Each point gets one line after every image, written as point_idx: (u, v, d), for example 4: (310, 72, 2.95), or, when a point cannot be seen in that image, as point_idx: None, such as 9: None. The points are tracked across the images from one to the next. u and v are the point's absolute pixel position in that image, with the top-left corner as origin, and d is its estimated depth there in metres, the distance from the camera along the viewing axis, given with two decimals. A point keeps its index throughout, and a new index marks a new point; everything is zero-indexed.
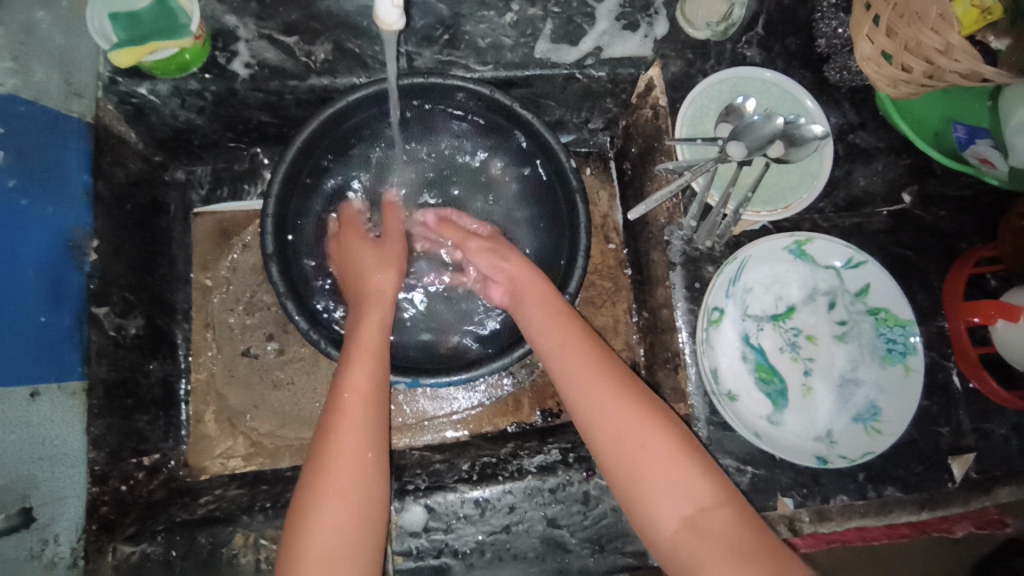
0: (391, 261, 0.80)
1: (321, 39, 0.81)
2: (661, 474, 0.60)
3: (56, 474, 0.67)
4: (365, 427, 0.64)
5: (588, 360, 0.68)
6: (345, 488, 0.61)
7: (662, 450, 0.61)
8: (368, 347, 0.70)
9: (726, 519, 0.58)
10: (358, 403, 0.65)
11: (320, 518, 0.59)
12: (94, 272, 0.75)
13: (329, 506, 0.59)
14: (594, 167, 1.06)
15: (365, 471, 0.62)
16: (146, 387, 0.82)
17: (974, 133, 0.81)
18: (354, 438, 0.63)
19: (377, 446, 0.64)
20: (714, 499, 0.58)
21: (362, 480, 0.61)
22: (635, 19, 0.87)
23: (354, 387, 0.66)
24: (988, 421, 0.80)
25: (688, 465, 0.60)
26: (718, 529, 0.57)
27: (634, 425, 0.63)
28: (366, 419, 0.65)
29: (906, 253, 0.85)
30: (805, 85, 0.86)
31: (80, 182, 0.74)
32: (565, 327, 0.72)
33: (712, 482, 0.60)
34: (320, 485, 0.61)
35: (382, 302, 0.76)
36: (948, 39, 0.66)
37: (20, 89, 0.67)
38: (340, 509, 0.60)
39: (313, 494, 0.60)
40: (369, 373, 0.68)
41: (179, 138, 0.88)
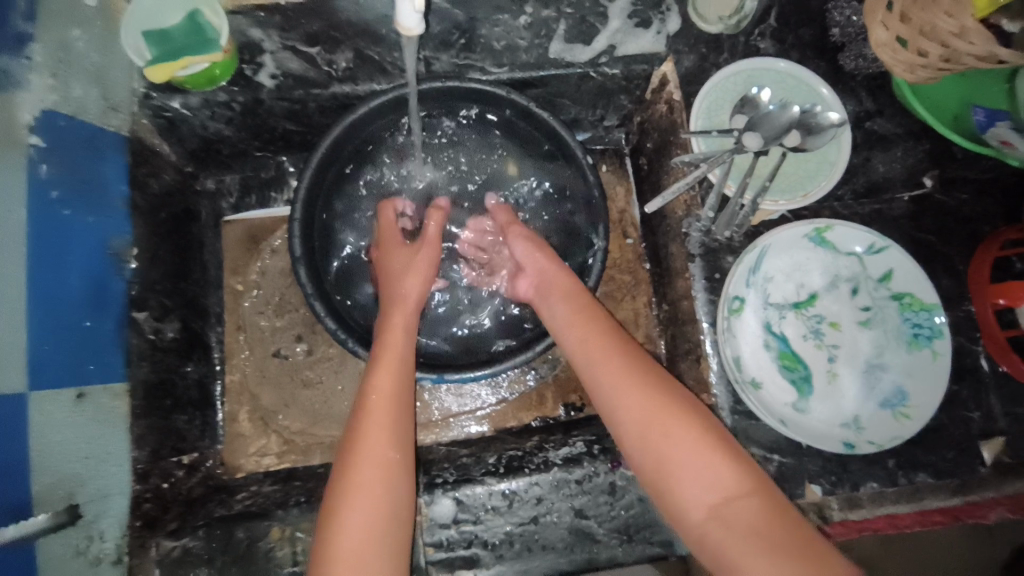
0: (426, 270, 0.82)
1: (342, 48, 0.83)
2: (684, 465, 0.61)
3: (101, 471, 0.70)
4: (390, 423, 0.66)
5: (608, 357, 0.70)
6: (373, 481, 0.62)
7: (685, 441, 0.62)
8: (392, 350, 0.73)
9: (755, 510, 0.57)
10: (383, 401, 0.68)
11: (349, 511, 0.60)
12: (134, 278, 0.78)
13: (358, 499, 0.61)
14: (610, 164, 1.08)
15: (392, 466, 0.64)
16: (182, 388, 0.85)
17: (994, 116, 0.80)
18: (381, 434, 0.65)
19: (403, 442, 0.66)
20: (747, 492, 0.58)
21: (389, 473, 0.63)
22: (648, 16, 0.87)
23: (379, 386, 0.69)
24: (1021, 406, 0.79)
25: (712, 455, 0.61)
26: (746, 520, 0.56)
27: (656, 418, 0.63)
28: (390, 416, 0.67)
29: (929, 238, 0.84)
30: (820, 74, 0.87)
31: (119, 194, 0.78)
32: (585, 327, 0.74)
33: (739, 472, 0.59)
34: (348, 479, 0.62)
35: (409, 308, 0.78)
36: (963, 22, 0.66)
37: (61, 105, 0.71)
38: (369, 501, 0.61)
39: (343, 488, 0.62)
40: (393, 373, 0.70)
41: (209, 148, 0.92)
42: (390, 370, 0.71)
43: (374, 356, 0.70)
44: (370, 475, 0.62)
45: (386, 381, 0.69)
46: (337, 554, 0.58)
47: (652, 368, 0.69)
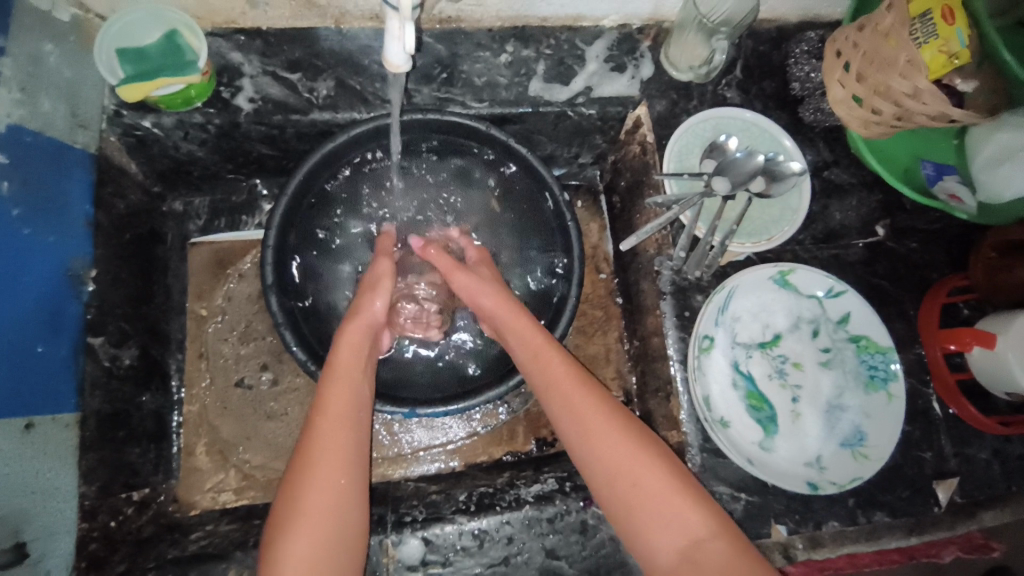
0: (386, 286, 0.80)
1: (323, 75, 0.83)
2: (643, 497, 0.63)
3: (49, 507, 0.66)
4: (345, 447, 0.65)
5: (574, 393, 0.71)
6: (321, 511, 0.61)
7: (644, 478, 0.64)
8: (348, 371, 0.71)
9: (716, 546, 0.59)
10: (337, 426, 0.66)
11: (296, 543, 0.58)
12: (92, 300, 0.75)
13: (305, 529, 0.59)
14: (585, 200, 1.11)
15: (343, 494, 0.62)
16: (137, 419, 0.81)
17: (942, 170, 0.86)
18: (331, 460, 0.63)
19: (355, 469, 0.64)
20: (706, 532, 0.60)
21: (341, 503, 0.62)
22: (623, 62, 0.91)
23: (333, 411, 0.67)
24: (968, 445, 0.83)
25: (673, 488, 0.63)
26: (703, 555, 0.59)
27: (619, 455, 0.65)
28: (343, 442, 0.65)
29: (882, 282, 0.89)
30: (782, 125, 0.92)
31: (83, 212, 0.76)
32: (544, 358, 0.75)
33: (699, 507, 0.62)
34: (296, 508, 0.61)
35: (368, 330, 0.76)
36: (916, 85, 0.71)
37: (28, 120, 0.67)
38: (315, 533, 0.59)
39: (289, 517, 0.60)
40: (349, 398, 0.69)
41: (179, 170, 0.90)
42: (344, 393, 0.69)
43: (330, 379, 0.69)
44: (319, 509, 0.61)
45: (342, 407, 0.68)
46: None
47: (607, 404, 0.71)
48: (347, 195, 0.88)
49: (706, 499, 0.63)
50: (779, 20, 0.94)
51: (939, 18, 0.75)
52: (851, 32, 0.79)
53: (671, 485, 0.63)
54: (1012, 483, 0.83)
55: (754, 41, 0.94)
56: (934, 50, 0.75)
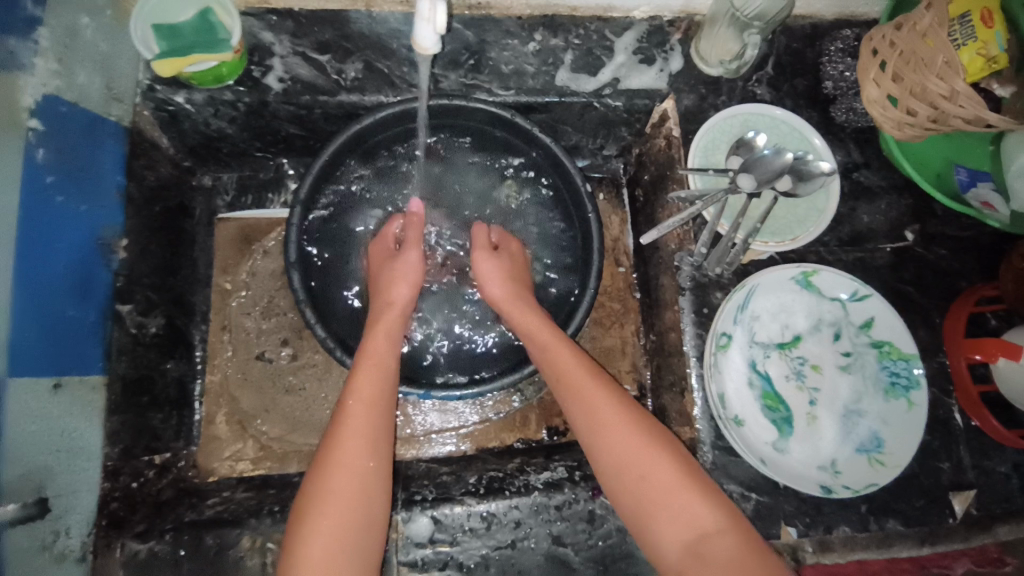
0: (410, 275, 0.81)
1: (352, 58, 0.84)
2: (664, 497, 0.62)
3: (74, 467, 0.68)
4: (369, 432, 0.65)
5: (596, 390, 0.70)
6: (345, 493, 0.61)
7: (665, 477, 0.63)
8: (372, 356, 0.72)
9: (737, 548, 0.59)
10: (364, 408, 0.67)
11: (321, 524, 0.59)
12: (121, 269, 0.77)
13: (329, 512, 0.60)
14: (607, 193, 1.10)
15: (367, 477, 0.63)
16: (161, 386, 0.83)
17: (976, 176, 0.84)
18: (356, 444, 0.64)
19: (381, 454, 0.65)
20: (724, 532, 0.60)
21: (365, 482, 0.62)
22: (652, 54, 0.90)
23: (357, 396, 0.68)
24: (988, 458, 0.82)
25: (694, 489, 0.62)
26: (723, 555, 0.58)
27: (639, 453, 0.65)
28: (367, 427, 0.65)
29: (908, 288, 0.87)
30: (813, 123, 0.90)
31: (115, 183, 0.78)
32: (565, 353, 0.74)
33: (720, 508, 0.61)
34: (320, 490, 0.61)
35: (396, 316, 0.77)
36: (954, 86, 0.70)
37: (64, 90, 0.70)
38: (339, 514, 0.60)
39: (314, 498, 0.61)
40: (377, 382, 0.69)
41: (209, 146, 0.91)
42: (368, 378, 0.69)
43: (359, 361, 0.69)
44: (343, 486, 0.61)
45: (366, 391, 0.68)
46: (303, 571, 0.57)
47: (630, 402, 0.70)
48: (371, 176, 0.89)
49: (723, 499, 0.63)
50: (813, 17, 0.93)
51: (978, 21, 0.75)
52: (887, 30, 0.78)
53: (693, 485, 0.63)
54: None
55: (788, 37, 0.92)
56: (973, 52, 0.74)
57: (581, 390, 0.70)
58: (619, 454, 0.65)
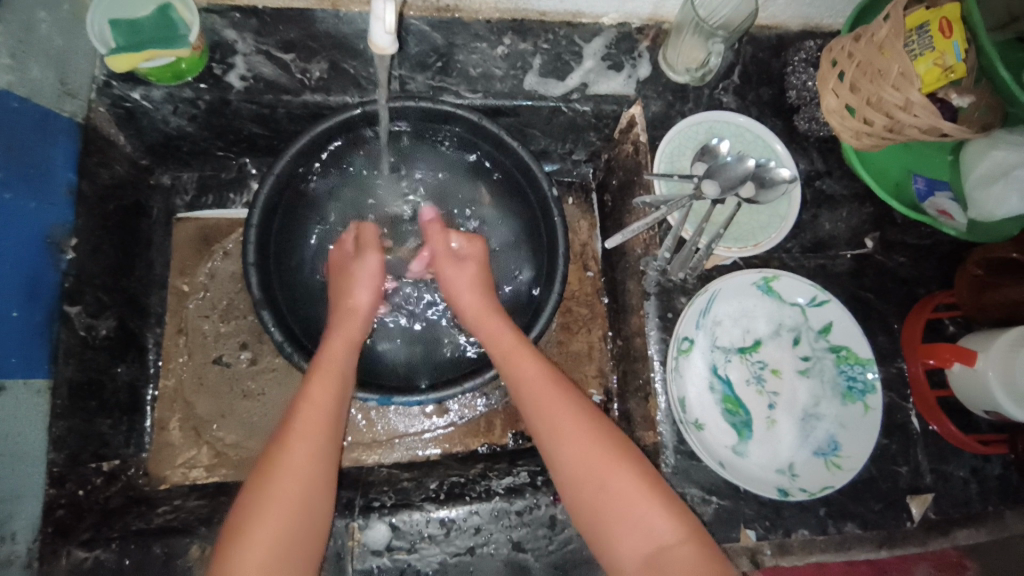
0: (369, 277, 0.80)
1: (317, 57, 0.83)
2: (615, 500, 0.63)
3: (15, 472, 0.66)
4: (322, 437, 0.65)
5: (553, 398, 0.70)
6: (292, 497, 0.61)
7: (617, 480, 0.64)
8: (332, 359, 0.72)
9: (688, 556, 0.60)
10: (315, 414, 0.66)
11: (262, 531, 0.58)
12: (71, 269, 0.75)
13: (270, 518, 0.59)
14: (576, 197, 1.10)
15: (316, 485, 0.63)
16: (110, 390, 0.80)
17: (932, 185, 0.88)
18: (308, 447, 0.64)
19: (327, 464, 0.64)
20: (677, 542, 0.61)
21: (308, 492, 0.62)
22: (620, 60, 0.91)
23: (313, 401, 0.67)
24: (947, 463, 0.84)
25: (645, 492, 0.63)
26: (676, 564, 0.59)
27: (594, 460, 0.65)
28: (320, 435, 0.65)
29: (868, 296, 0.89)
30: (776, 131, 0.92)
31: (65, 179, 0.75)
32: (523, 357, 0.74)
33: (669, 512, 0.62)
34: (268, 491, 0.61)
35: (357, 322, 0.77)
36: (909, 97, 0.71)
37: (14, 85, 0.67)
38: (284, 518, 0.60)
39: (256, 500, 0.60)
40: (329, 390, 0.69)
41: (169, 144, 0.89)
42: (327, 384, 0.69)
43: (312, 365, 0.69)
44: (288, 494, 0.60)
45: (324, 398, 0.68)
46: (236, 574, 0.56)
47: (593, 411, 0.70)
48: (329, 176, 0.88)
49: (678, 506, 0.64)
50: (779, 28, 0.94)
51: (936, 31, 0.74)
52: (846, 41, 0.78)
53: (644, 487, 0.64)
54: (987, 502, 0.84)
55: (753, 47, 0.93)
56: (929, 62, 0.74)
57: (542, 397, 0.70)
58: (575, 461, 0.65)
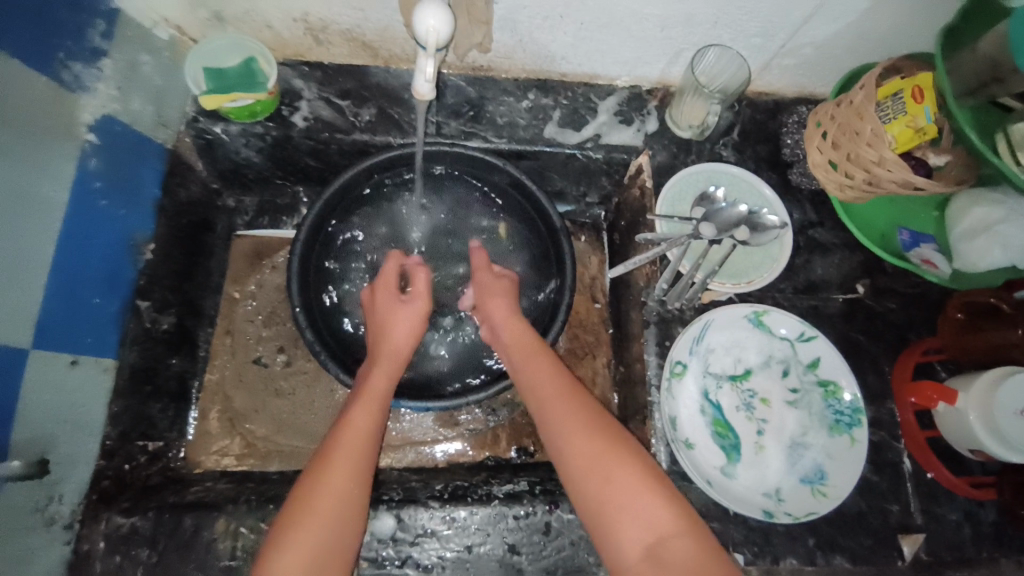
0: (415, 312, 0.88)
1: (368, 104, 0.98)
2: (624, 499, 0.67)
3: (75, 439, 0.76)
4: (358, 459, 0.72)
5: (566, 406, 0.76)
6: (329, 510, 0.68)
7: (626, 480, 0.69)
8: (373, 390, 0.79)
9: (686, 548, 0.64)
10: (356, 438, 0.74)
11: (302, 535, 0.66)
12: (144, 269, 0.88)
13: (311, 526, 0.67)
14: (588, 236, 1.20)
15: (350, 500, 0.70)
16: (163, 377, 0.91)
17: (918, 238, 0.95)
18: (344, 470, 0.71)
19: (363, 481, 0.71)
20: (680, 537, 0.65)
21: (344, 506, 0.69)
22: (630, 116, 1.03)
23: (353, 423, 0.75)
24: (938, 505, 0.86)
25: (652, 490, 0.68)
26: (679, 558, 0.63)
27: (598, 461, 0.70)
28: (359, 456, 0.72)
29: (859, 338, 0.93)
30: (772, 183, 1.00)
31: (151, 195, 0.90)
32: (540, 365, 0.82)
33: (673, 507, 0.67)
34: (308, 503, 0.68)
35: (396, 354, 0.85)
36: (882, 154, 0.80)
37: (118, 114, 0.83)
38: (321, 527, 0.67)
39: (299, 511, 0.68)
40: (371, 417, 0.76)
41: (237, 171, 1.04)
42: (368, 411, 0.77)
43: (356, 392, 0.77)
44: (327, 506, 0.68)
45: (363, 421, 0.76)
46: (280, 570, 0.64)
47: (597, 412, 0.76)
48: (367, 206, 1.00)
49: (677, 499, 0.68)
50: (775, 94, 1.05)
51: (909, 97, 0.82)
52: (830, 107, 0.89)
53: (651, 485, 0.68)
54: (983, 550, 0.84)
55: (751, 110, 1.04)
56: (901, 125, 0.82)
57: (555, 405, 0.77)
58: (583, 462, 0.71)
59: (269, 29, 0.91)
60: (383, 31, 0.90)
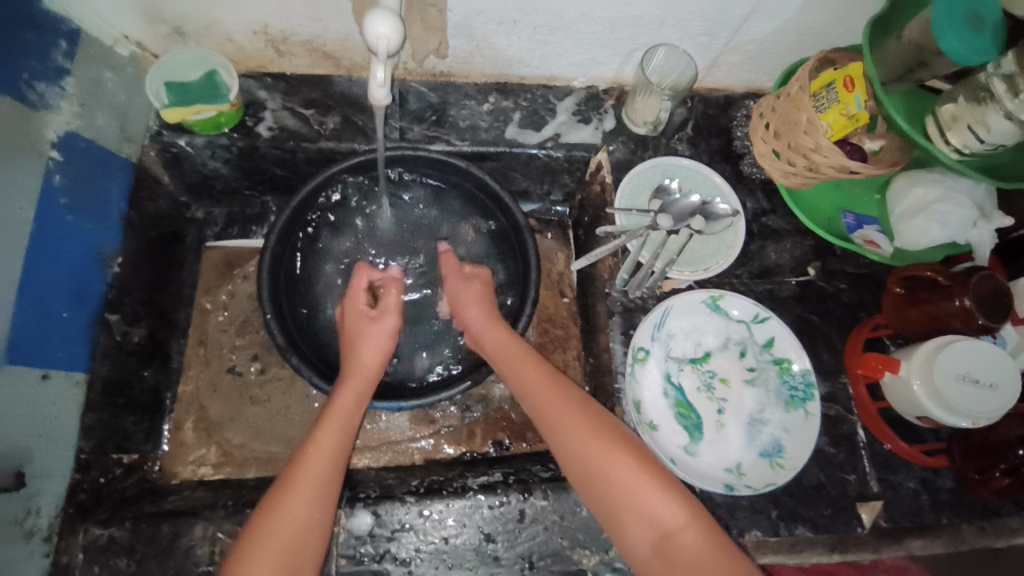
0: (383, 330, 0.89)
1: (332, 113, 1.00)
2: (629, 497, 0.71)
3: (49, 451, 0.76)
4: (321, 481, 0.73)
5: (563, 411, 0.78)
6: (290, 532, 0.68)
7: (628, 479, 0.71)
8: (339, 412, 0.80)
9: (692, 541, 0.67)
10: (324, 460, 0.75)
11: (263, 555, 0.66)
12: (114, 282, 0.89)
13: (271, 547, 0.67)
14: (554, 233, 1.24)
15: (311, 521, 0.70)
16: (137, 390, 0.91)
17: (861, 221, 1.00)
18: (307, 491, 0.71)
19: (326, 501, 0.72)
20: (687, 531, 0.68)
21: (306, 527, 0.69)
22: (589, 115, 1.07)
23: (319, 444, 0.76)
24: (894, 473, 0.90)
25: (657, 486, 0.71)
26: (685, 552, 0.67)
27: (597, 465, 0.73)
28: (323, 477, 0.73)
29: (812, 317, 0.98)
30: (726, 175, 1.05)
31: (117, 209, 0.90)
32: (536, 373, 0.84)
33: (683, 504, 0.70)
34: (269, 522, 0.69)
35: (365, 372, 0.85)
36: (818, 141, 0.85)
37: (82, 129, 0.83)
38: (281, 548, 0.67)
39: (261, 531, 0.68)
40: (336, 439, 0.77)
41: (204, 183, 1.05)
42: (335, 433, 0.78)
43: (321, 414, 0.78)
44: (288, 526, 0.68)
45: (328, 442, 0.76)
46: None
47: (596, 414, 0.78)
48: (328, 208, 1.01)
49: (684, 496, 0.71)
50: (724, 90, 1.10)
51: (841, 87, 0.85)
52: (771, 100, 0.95)
53: (655, 481, 0.71)
54: (939, 514, 0.89)
55: (704, 105, 1.09)
56: (835, 113, 0.85)
57: (551, 410, 0.79)
58: (584, 466, 0.74)
59: (231, 42, 0.92)
60: (344, 41, 0.92)
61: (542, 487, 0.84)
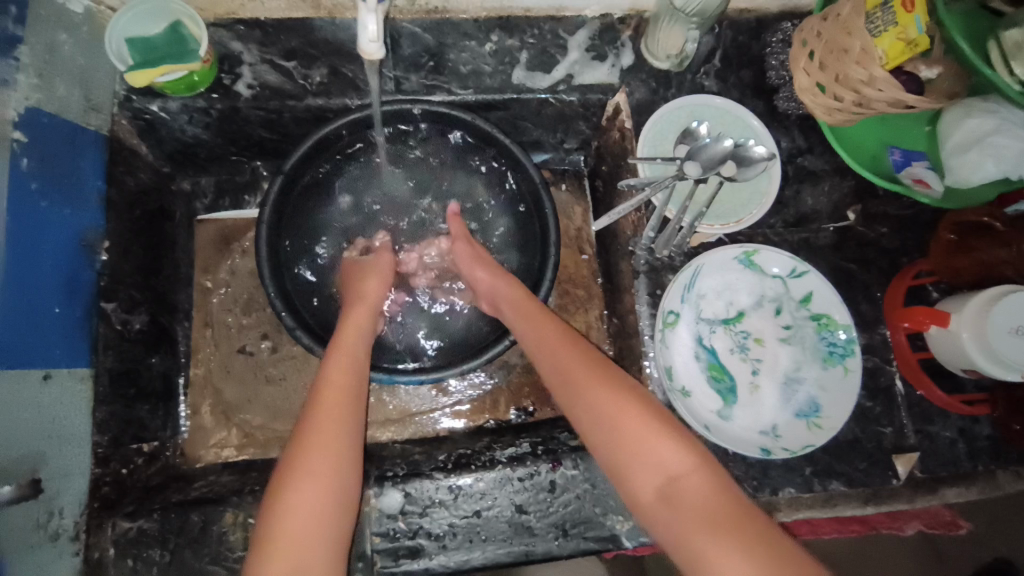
0: (382, 273, 0.89)
1: (317, 63, 0.89)
2: (635, 436, 0.64)
3: (64, 453, 0.73)
4: (339, 410, 0.69)
5: (567, 350, 0.74)
6: (319, 465, 0.64)
7: (636, 421, 0.65)
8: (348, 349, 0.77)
9: (700, 483, 0.60)
10: (337, 394, 0.71)
11: (295, 484, 0.63)
12: (105, 269, 0.83)
13: (300, 476, 0.64)
14: (569, 185, 1.15)
15: (341, 448, 0.67)
16: (147, 379, 0.88)
17: (909, 156, 0.89)
18: (326, 423, 0.68)
19: (348, 431, 0.68)
20: (697, 473, 0.61)
21: (333, 457, 0.66)
22: (603, 51, 0.95)
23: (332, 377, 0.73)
24: (932, 424, 0.87)
25: (663, 424, 0.65)
26: (695, 493, 0.60)
27: (607, 401, 0.68)
28: (339, 407, 0.70)
29: (849, 266, 0.92)
30: (759, 112, 0.95)
31: (95, 188, 0.83)
32: (542, 319, 0.80)
33: (690, 445, 0.63)
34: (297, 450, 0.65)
35: (367, 309, 0.83)
36: (871, 72, 0.75)
37: (45, 103, 0.75)
38: (313, 474, 0.64)
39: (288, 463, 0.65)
40: (348, 372, 0.74)
41: (187, 152, 0.96)
42: (344, 364, 0.75)
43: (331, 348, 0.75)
44: (315, 457, 0.65)
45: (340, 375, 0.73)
46: (272, 528, 0.60)
47: (598, 357, 0.74)
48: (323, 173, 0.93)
49: (688, 437, 0.64)
50: (759, 11, 0.97)
51: (898, 6, 0.74)
52: (816, 22, 0.83)
53: (661, 419, 0.66)
54: (977, 463, 0.86)
55: (733, 31, 0.96)
56: (891, 38, 0.74)
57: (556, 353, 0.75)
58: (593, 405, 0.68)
59: None
60: None
61: (572, 456, 0.82)
